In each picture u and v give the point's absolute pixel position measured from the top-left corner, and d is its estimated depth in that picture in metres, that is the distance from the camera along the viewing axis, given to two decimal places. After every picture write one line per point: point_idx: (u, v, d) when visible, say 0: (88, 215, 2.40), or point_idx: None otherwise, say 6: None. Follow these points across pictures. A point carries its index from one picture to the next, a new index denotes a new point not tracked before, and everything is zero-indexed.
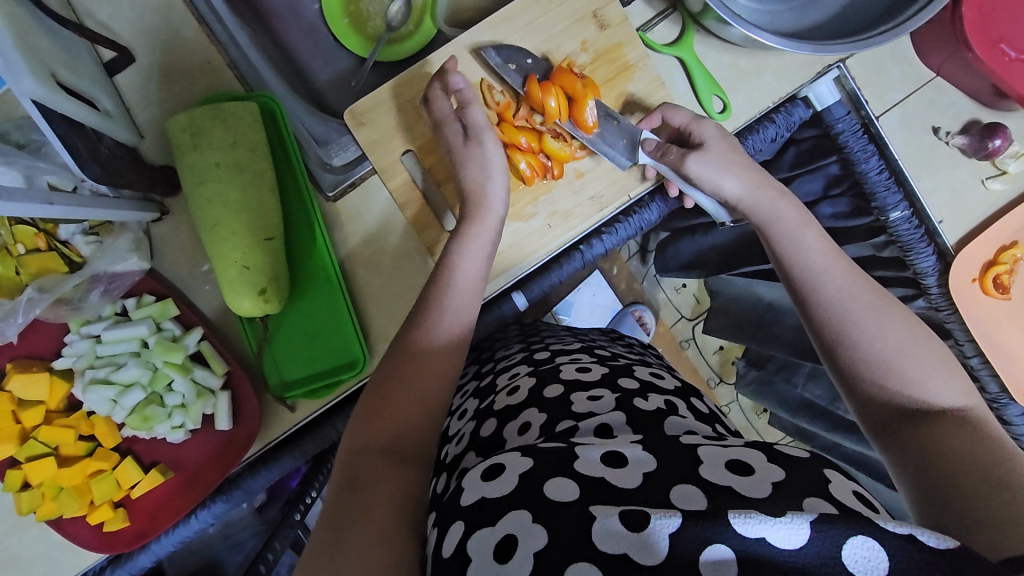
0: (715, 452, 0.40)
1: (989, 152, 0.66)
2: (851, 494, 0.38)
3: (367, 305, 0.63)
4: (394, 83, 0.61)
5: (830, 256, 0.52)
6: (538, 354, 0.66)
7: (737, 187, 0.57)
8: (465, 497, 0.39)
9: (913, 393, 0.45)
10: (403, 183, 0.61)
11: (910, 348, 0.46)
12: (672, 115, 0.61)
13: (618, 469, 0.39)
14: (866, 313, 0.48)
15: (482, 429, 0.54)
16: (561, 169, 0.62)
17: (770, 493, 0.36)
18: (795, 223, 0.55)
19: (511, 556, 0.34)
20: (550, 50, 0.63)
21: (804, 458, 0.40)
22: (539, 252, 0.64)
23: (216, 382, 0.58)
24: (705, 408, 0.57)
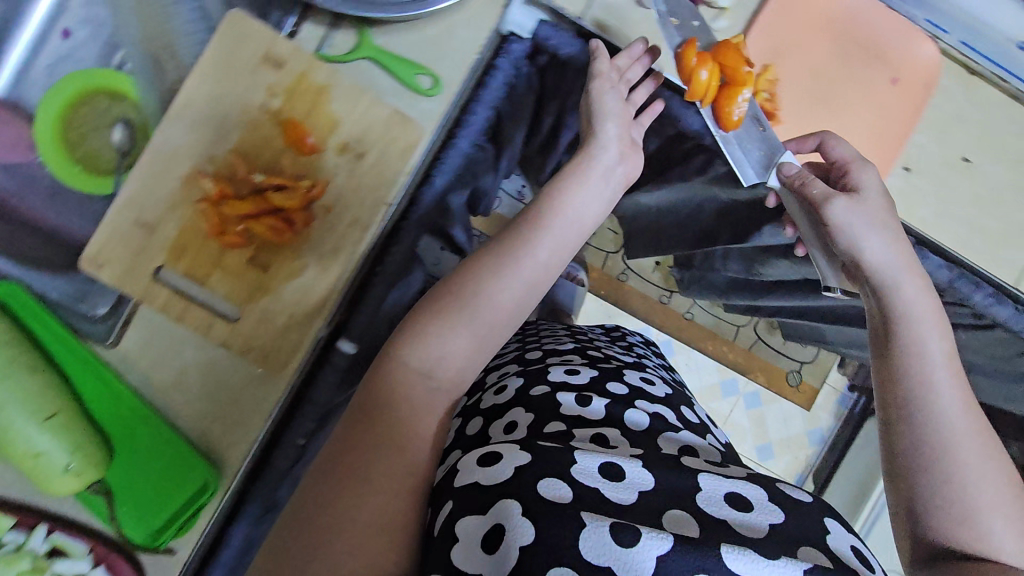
0: (717, 484, 0.52)
1: (691, 1, 0.65)
2: (846, 548, 0.51)
3: (197, 423, 0.63)
4: (114, 212, 0.60)
5: (955, 377, 0.58)
6: (531, 360, 0.87)
7: (880, 254, 0.60)
8: (460, 479, 0.51)
9: (984, 537, 0.52)
10: (169, 300, 0.61)
11: (1015, 528, 0.52)
12: (835, 146, 0.65)
13: (616, 483, 0.50)
14: (974, 451, 0.54)
15: (470, 426, 0.69)
16: (304, 216, 0.62)
17: (762, 534, 0.48)
18: (928, 323, 0.59)
19: (494, 548, 0.45)
20: (243, 113, 0.61)
21: (809, 504, 0.54)
22: (332, 296, 0.64)
23: (84, 565, 0.60)
24: (692, 417, 0.77)
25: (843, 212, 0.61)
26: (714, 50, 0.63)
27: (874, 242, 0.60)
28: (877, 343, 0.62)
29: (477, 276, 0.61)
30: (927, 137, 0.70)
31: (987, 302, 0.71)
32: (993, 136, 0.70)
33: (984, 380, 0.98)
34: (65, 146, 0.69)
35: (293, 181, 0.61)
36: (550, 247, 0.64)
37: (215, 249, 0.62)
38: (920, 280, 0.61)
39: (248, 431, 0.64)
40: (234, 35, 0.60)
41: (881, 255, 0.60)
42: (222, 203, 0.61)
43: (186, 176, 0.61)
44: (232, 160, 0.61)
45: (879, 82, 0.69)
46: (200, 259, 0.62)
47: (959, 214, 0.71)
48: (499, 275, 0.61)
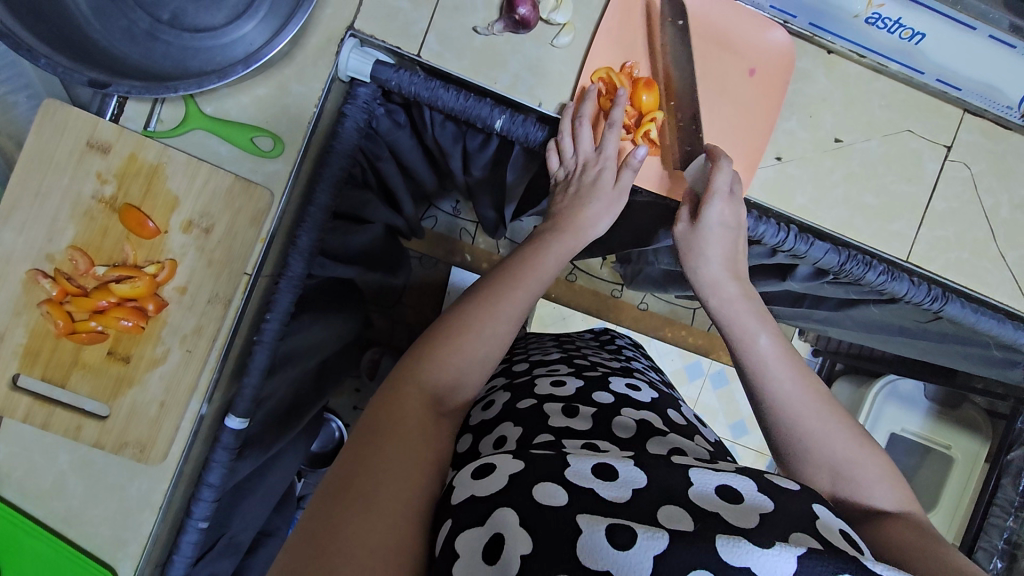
0: (708, 476, 0.47)
1: (526, 21, 0.62)
2: (838, 532, 0.45)
3: (82, 527, 0.61)
4: None
5: (787, 358, 0.58)
6: (518, 376, 0.81)
7: (714, 271, 0.65)
8: (456, 496, 0.46)
9: (861, 495, 0.54)
10: (29, 408, 0.59)
11: (882, 475, 0.54)
12: (721, 180, 0.62)
13: (609, 482, 0.45)
14: (821, 422, 0.55)
15: (461, 443, 0.66)
16: (156, 302, 0.60)
17: (756, 525, 0.43)
18: (752, 321, 0.61)
19: (496, 557, 0.41)
20: (76, 205, 0.59)
21: (793, 490, 0.48)
22: (200, 375, 0.62)
23: None
24: (678, 419, 0.73)
25: (679, 235, 0.67)
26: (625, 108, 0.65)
27: (700, 263, 0.65)
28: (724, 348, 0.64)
29: (480, 322, 0.56)
30: (793, 122, 0.69)
31: (881, 279, 0.70)
32: (859, 112, 0.69)
33: (915, 342, 0.99)
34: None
35: (138, 267, 0.59)
36: (545, 271, 0.62)
37: (69, 348, 0.59)
38: (731, 280, 0.65)
39: (135, 528, 0.62)
40: (52, 124, 0.58)
41: (704, 270, 0.65)
42: (68, 302, 0.59)
43: (27, 279, 0.59)
44: (74, 257, 0.59)
45: (737, 74, 0.67)
46: (56, 360, 0.59)
47: (838, 194, 0.70)
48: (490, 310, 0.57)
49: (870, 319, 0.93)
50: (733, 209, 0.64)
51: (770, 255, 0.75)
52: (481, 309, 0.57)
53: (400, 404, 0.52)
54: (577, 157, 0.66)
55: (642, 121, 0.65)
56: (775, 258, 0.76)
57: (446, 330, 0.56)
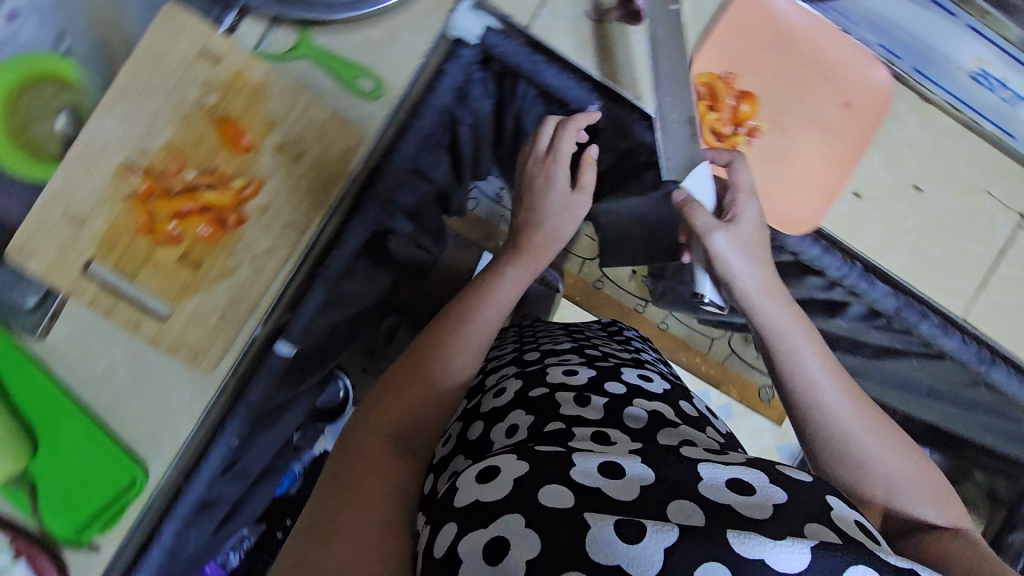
0: (717, 471, 0.47)
1: (639, 14, 0.63)
2: (853, 524, 0.45)
3: (122, 420, 0.62)
4: (43, 201, 0.59)
5: (833, 369, 0.58)
6: (528, 358, 0.77)
7: (749, 283, 0.61)
8: (459, 500, 0.45)
9: (913, 509, 0.54)
10: (96, 294, 0.60)
11: (931, 490, 0.55)
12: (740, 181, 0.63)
13: (616, 481, 0.45)
14: (871, 436, 0.55)
15: (470, 429, 0.63)
16: (237, 215, 0.62)
17: (770, 517, 0.43)
18: (799, 333, 0.60)
19: (501, 557, 0.40)
20: (178, 109, 0.61)
21: (806, 482, 0.47)
22: (265, 295, 0.63)
23: (5, 558, 0.60)
24: (691, 411, 0.69)
25: (716, 248, 0.61)
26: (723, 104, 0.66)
27: (745, 270, 0.61)
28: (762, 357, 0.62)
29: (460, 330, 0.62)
30: (877, 163, 0.69)
31: (935, 332, 0.70)
32: (942, 164, 0.70)
33: (938, 406, 0.99)
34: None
35: (227, 179, 0.61)
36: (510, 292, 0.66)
37: (145, 245, 0.61)
38: (778, 289, 0.62)
39: (175, 430, 0.63)
40: (171, 27, 0.59)
41: (743, 280, 0.61)
42: (153, 199, 0.60)
43: (117, 171, 0.60)
44: (165, 157, 0.61)
45: (831, 104, 0.68)
46: (130, 253, 0.61)
47: (905, 241, 0.70)
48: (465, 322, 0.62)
49: (902, 373, 0.93)
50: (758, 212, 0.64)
51: (825, 289, 0.75)
52: (462, 315, 0.63)
53: (391, 408, 0.58)
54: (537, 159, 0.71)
55: (733, 133, 0.67)
56: (830, 293, 0.76)
57: (427, 340, 0.62)
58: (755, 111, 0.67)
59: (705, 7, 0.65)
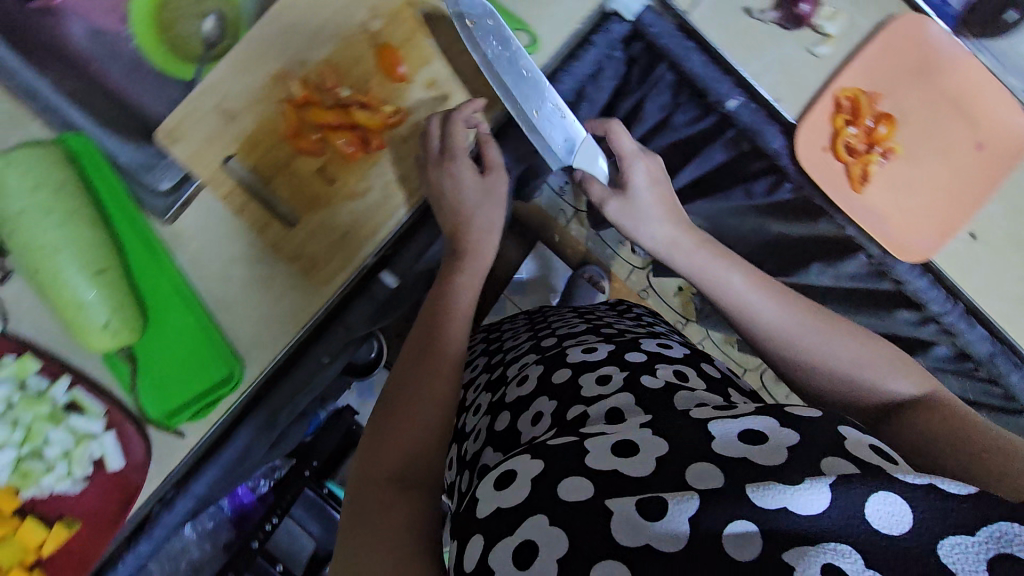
0: (727, 425, 0.38)
1: (801, 19, 0.65)
2: (870, 448, 0.36)
3: (230, 317, 0.63)
4: (199, 93, 0.61)
5: (759, 287, 0.58)
6: (545, 342, 0.70)
7: (651, 239, 0.65)
8: (479, 509, 0.38)
9: (878, 390, 0.51)
10: (232, 189, 0.62)
11: (889, 364, 0.52)
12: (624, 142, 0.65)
13: (631, 458, 0.38)
14: (813, 336, 0.54)
15: (497, 423, 0.59)
16: (380, 140, 0.63)
17: (784, 462, 0.35)
18: (719, 267, 0.61)
19: (533, 559, 0.34)
20: (341, 27, 0.62)
21: (816, 419, 0.38)
22: (386, 223, 0.65)
23: (97, 426, 0.60)
24: (717, 373, 0.60)
25: (617, 214, 0.66)
26: (863, 121, 0.67)
27: (647, 228, 0.65)
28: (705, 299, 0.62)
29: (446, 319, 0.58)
30: (996, 210, 0.69)
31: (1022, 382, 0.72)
32: None
33: None
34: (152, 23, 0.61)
35: (378, 103, 0.63)
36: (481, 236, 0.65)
37: (287, 151, 0.62)
38: (698, 246, 0.63)
39: (276, 338, 0.64)
40: None
41: (649, 235, 0.65)
42: (304, 108, 0.62)
43: (273, 75, 0.61)
44: (321, 71, 0.62)
45: (964, 144, 0.68)
46: (271, 157, 0.62)
47: (1012, 291, 0.70)
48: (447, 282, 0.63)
49: None
50: (649, 166, 0.66)
51: (917, 325, 0.76)
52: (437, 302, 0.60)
53: (402, 415, 0.50)
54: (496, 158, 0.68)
55: (868, 152, 0.67)
56: (919, 330, 0.77)
57: (420, 329, 0.58)
58: (891, 134, 0.67)
59: (860, 26, 0.66)
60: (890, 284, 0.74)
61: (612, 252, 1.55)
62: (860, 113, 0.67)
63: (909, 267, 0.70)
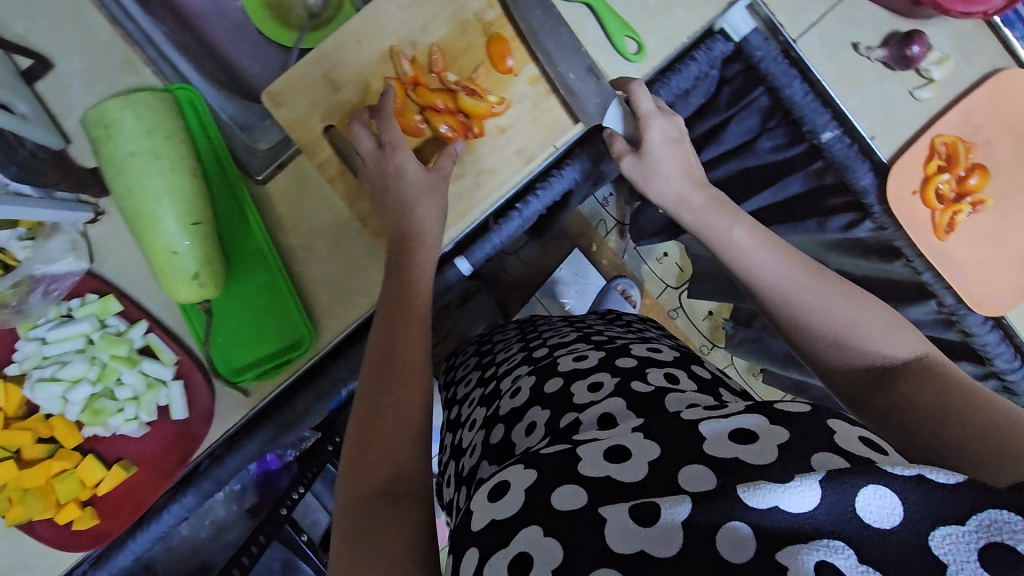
0: (718, 423, 0.39)
1: (909, 61, 0.65)
2: (858, 441, 0.37)
3: (311, 283, 0.64)
4: (308, 59, 0.60)
5: (769, 245, 0.55)
6: (536, 352, 0.68)
7: (660, 195, 0.62)
8: (476, 522, 0.40)
9: (872, 353, 0.50)
10: (328, 158, 0.62)
11: (883, 329, 0.50)
12: (641, 101, 0.61)
13: (622, 464, 0.39)
14: (811, 295, 0.52)
15: (492, 435, 0.58)
16: (481, 127, 0.63)
17: (775, 458, 0.35)
18: (715, 213, 0.59)
19: (530, 569, 0.35)
20: (456, 13, 0.62)
21: (805, 414, 0.39)
22: (473, 211, 0.64)
23: (167, 373, 0.60)
24: (708, 375, 0.58)
25: (629, 171, 0.63)
26: (958, 171, 0.66)
27: (657, 187, 0.62)
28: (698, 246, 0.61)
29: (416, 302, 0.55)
30: None
31: None
32: None
33: None
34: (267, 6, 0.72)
35: (483, 92, 0.62)
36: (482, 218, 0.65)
37: None
38: (698, 188, 0.60)
39: (352, 307, 0.64)
40: None
41: (662, 189, 0.61)
42: (411, 88, 0.62)
43: (385, 51, 0.62)
44: (431, 54, 0.62)
45: None
46: None
47: None
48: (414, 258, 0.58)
49: None
50: (666, 122, 0.61)
51: (978, 379, 0.77)
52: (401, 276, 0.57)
53: (385, 420, 0.47)
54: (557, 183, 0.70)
55: (957, 202, 0.66)
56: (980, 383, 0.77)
57: (388, 301, 0.55)
58: (983, 186, 0.66)
59: (965, 74, 0.67)
60: (957, 334, 0.74)
61: (646, 267, 1.50)
62: (955, 164, 0.66)
63: (980, 322, 0.70)
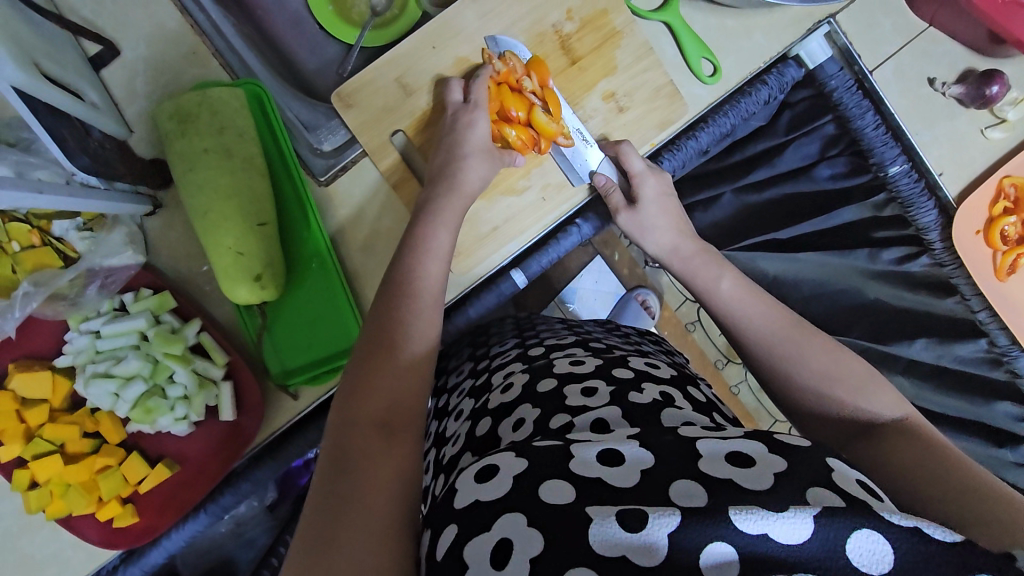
0: (715, 444, 0.38)
1: (986, 100, 0.64)
2: (855, 483, 0.36)
3: (366, 288, 0.63)
4: (380, 63, 0.59)
5: (753, 293, 0.57)
6: (533, 349, 0.64)
7: (655, 248, 0.65)
8: (459, 500, 0.37)
9: (850, 408, 0.48)
10: (394, 164, 0.61)
11: (862, 384, 0.49)
12: (630, 160, 0.62)
13: (614, 468, 0.36)
14: (789, 345, 0.52)
15: (478, 428, 0.52)
16: (549, 145, 0.61)
17: (771, 488, 0.34)
18: (702, 267, 0.62)
19: (507, 561, 0.33)
20: (535, 23, 0.61)
21: (805, 448, 0.37)
22: (535, 226, 0.63)
23: (218, 373, 0.58)
24: (702, 397, 0.57)
25: (624, 223, 0.66)
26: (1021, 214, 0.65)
27: (647, 238, 0.65)
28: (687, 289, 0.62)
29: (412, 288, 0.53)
30: None
31: None
32: None
33: None
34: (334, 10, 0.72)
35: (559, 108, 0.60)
36: (502, 214, 0.62)
37: None
38: (691, 240, 0.65)
39: None
40: None
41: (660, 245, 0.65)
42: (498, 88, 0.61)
43: (462, 58, 0.61)
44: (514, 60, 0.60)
45: None
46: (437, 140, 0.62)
47: None
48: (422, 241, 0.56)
49: None
50: (659, 180, 0.64)
51: (1017, 419, 0.77)
52: (405, 265, 0.54)
53: (377, 387, 0.47)
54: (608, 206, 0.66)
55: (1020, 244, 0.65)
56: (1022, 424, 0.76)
57: (384, 288, 0.54)
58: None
59: None
60: (1004, 373, 0.75)
61: (666, 279, 1.41)
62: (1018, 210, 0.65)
63: None
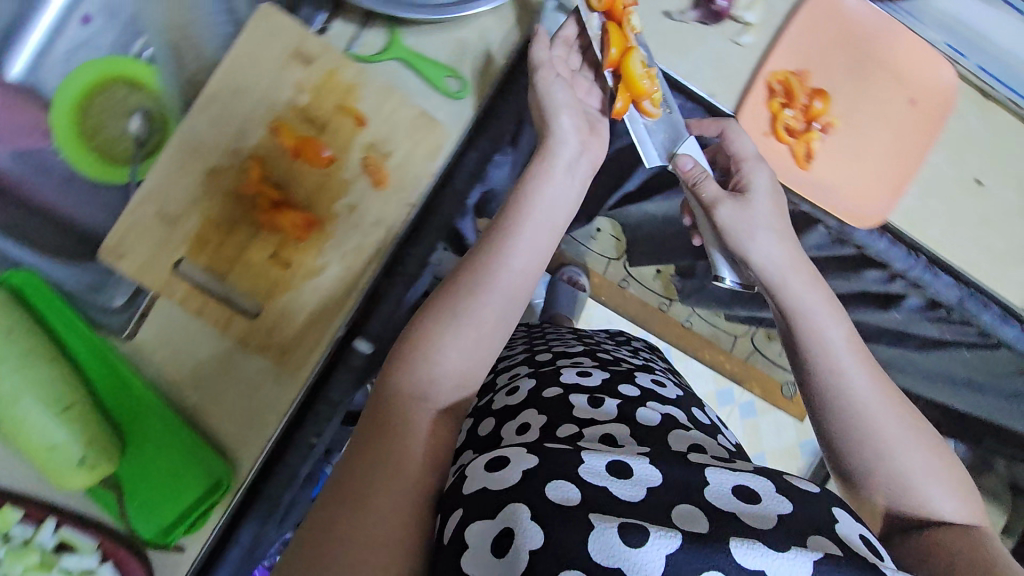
0: (724, 475, 0.46)
1: (720, 14, 0.66)
2: (858, 537, 0.44)
3: (213, 418, 0.62)
4: (135, 203, 0.59)
5: (863, 362, 0.57)
6: (541, 356, 0.76)
7: (764, 255, 0.62)
8: (467, 487, 0.46)
9: (924, 500, 0.52)
10: (188, 293, 0.60)
11: (946, 481, 0.53)
12: (737, 142, 0.66)
13: (625, 482, 0.44)
14: (888, 424, 0.54)
15: (481, 427, 0.61)
16: (622, 104, 0.63)
17: (771, 527, 0.42)
18: (822, 312, 0.59)
19: (505, 552, 0.40)
20: (270, 111, 0.61)
21: (813, 493, 0.47)
22: (351, 295, 0.62)
23: (91, 560, 0.59)
24: (706, 421, 0.65)
25: (728, 216, 0.63)
26: (792, 97, 0.67)
27: (754, 243, 0.62)
28: (783, 338, 0.61)
29: (480, 265, 0.56)
30: (941, 157, 0.71)
31: (994, 322, 0.73)
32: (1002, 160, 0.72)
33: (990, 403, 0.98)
34: (81, 133, 0.70)
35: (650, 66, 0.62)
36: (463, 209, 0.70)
37: (240, 241, 0.61)
38: (798, 277, 0.61)
39: (261, 430, 0.62)
40: (265, 29, 0.60)
41: (764, 255, 0.62)
42: (600, 18, 0.63)
43: (213, 169, 0.60)
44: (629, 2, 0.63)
45: (896, 101, 0.70)
46: (223, 251, 0.61)
47: (970, 236, 0.71)
48: (500, 247, 0.57)
49: (943, 366, 0.93)
50: (768, 175, 0.65)
51: (886, 282, 0.79)
52: (482, 257, 0.57)
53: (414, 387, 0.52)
54: (698, 187, 0.65)
55: (808, 130, 0.68)
56: (889, 285, 0.79)
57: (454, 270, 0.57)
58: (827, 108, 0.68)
59: (776, 10, 0.68)
60: (854, 248, 0.75)
61: (582, 248, 1.39)
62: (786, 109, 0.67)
63: (868, 232, 0.71)
